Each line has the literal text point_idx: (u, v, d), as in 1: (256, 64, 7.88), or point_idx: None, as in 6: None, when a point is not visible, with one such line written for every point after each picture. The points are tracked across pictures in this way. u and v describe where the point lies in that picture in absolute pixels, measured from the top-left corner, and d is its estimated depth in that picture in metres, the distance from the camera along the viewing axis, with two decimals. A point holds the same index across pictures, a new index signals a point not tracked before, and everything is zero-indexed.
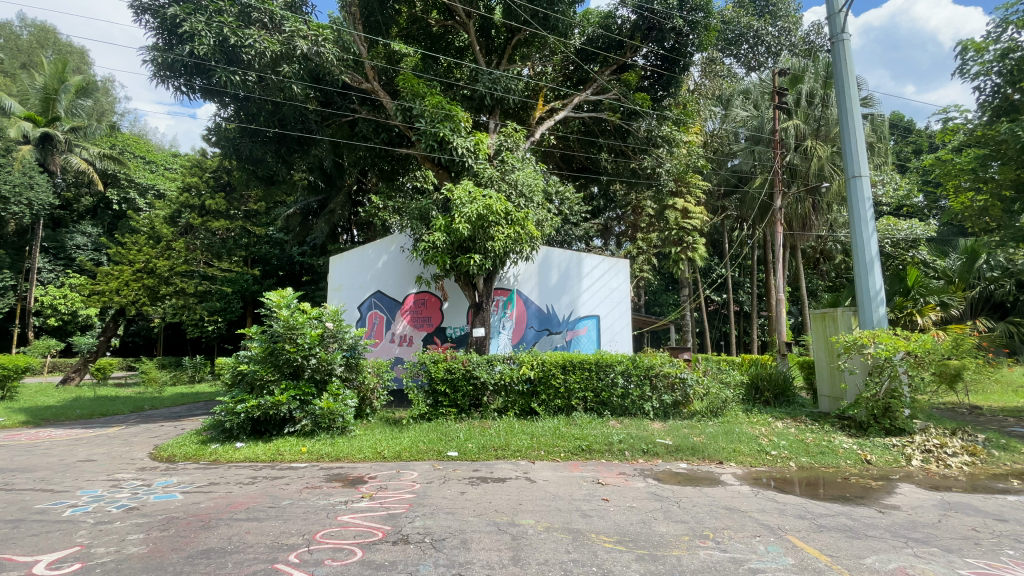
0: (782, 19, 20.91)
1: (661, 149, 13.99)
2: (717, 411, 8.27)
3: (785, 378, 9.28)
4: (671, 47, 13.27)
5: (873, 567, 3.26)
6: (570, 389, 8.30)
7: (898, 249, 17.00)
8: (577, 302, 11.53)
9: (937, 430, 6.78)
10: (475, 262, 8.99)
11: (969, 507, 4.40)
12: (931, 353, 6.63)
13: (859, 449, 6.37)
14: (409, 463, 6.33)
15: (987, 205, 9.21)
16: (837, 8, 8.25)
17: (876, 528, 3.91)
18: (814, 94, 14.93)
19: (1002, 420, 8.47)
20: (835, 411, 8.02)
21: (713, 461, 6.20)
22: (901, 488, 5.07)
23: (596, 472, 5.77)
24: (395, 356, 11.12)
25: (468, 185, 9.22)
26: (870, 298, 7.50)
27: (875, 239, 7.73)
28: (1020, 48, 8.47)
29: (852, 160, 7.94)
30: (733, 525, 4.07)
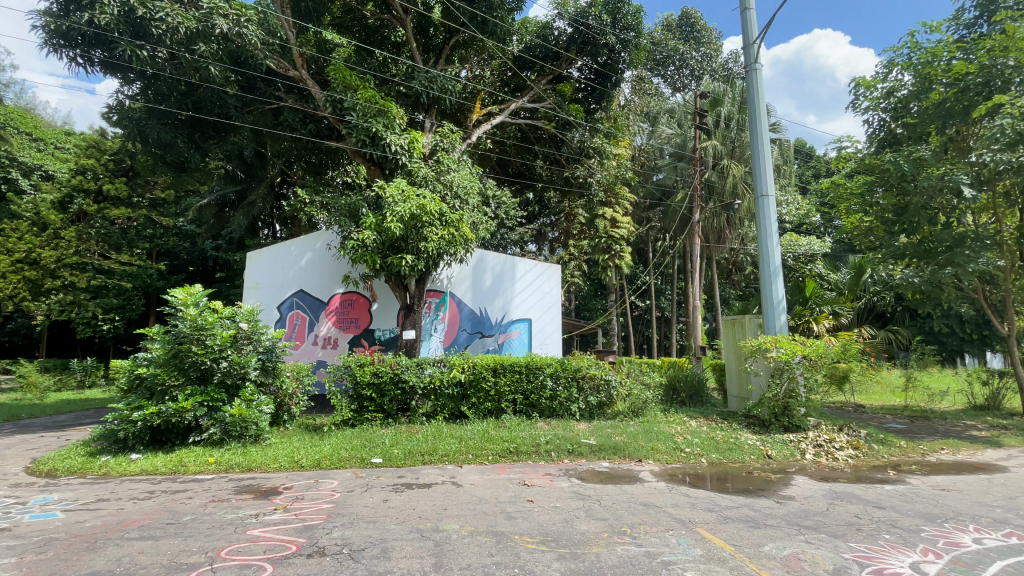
0: (705, 46, 22.48)
1: (593, 159, 14.61)
2: (638, 412, 8.64)
3: (699, 380, 9.91)
4: (604, 63, 13.75)
5: (770, 553, 3.54)
6: (500, 392, 8.33)
7: (798, 262, 18.73)
8: (510, 306, 11.61)
9: (827, 426, 7.52)
10: (407, 263, 8.79)
11: (852, 496, 4.92)
12: (822, 357, 7.35)
13: (761, 445, 6.94)
14: (329, 471, 6.03)
15: (872, 225, 10.43)
16: (751, 39, 8.97)
17: (774, 517, 4.25)
18: (731, 118, 16.14)
19: (881, 417, 9.57)
20: (742, 410, 8.67)
21: (633, 460, 6.48)
22: (795, 480, 5.57)
23: (522, 474, 5.83)
24: (318, 360, 10.60)
25: (400, 183, 8.97)
26: (773, 307, 8.19)
27: (779, 252, 8.42)
28: (901, 89, 9.69)
29: (761, 180, 8.64)
30: (649, 520, 4.26)
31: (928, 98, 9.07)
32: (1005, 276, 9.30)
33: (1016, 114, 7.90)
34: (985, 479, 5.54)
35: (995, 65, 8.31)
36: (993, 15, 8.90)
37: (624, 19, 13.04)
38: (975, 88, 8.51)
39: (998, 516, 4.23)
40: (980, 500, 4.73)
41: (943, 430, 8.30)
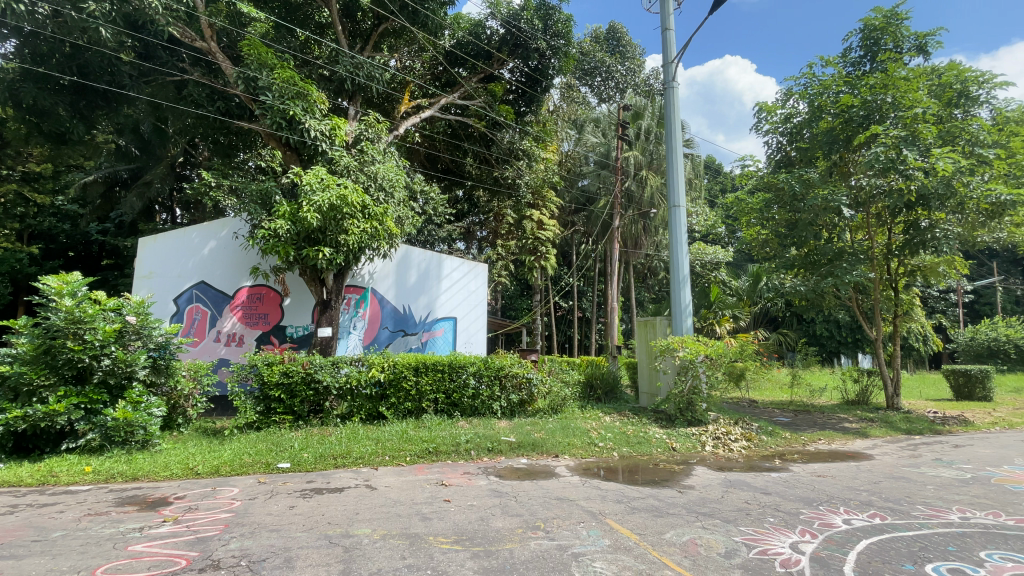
0: (629, 60, 23.58)
1: (522, 161, 14.84)
2: (557, 409, 8.88)
3: (615, 378, 10.39)
4: (535, 67, 13.93)
5: (671, 540, 3.78)
6: (421, 392, 8.17)
7: (705, 269, 20.06)
8: (435, 304, 11.44)
9: (725, 420, 8.20)
10: (325, 256, 8.36)
11: (744, 484, 5.39)
12: (721, 356, 8.01)
13: (667, 438, 7.41)
14: (229, 478, 5.58)
15: (768, 238, 11.53)
16: (670, 58, 9.55)
17: (676, 506, 4.54)
18: (650, 131, 17.10)
19: (770, 411, 10.62)
20: (651, 406, 9.22)
21: (550, 455, 6.64)
22: (696, 470, 6.02)
23: (440, 474, 5.76)
24: (220, 358, 9.78)
25: (320, 171, 8.49)
26: (680, 311, 8.76)
27: (687, 260, 9.03)
28: (796, 116, 10.79)
29: (673, 191, 9.23)
30: (562, 514, 4.38)
31: (819, 125, 10.17)
32: (873, 287, 10.65)
33: (888, 144, 9.02)
34: (852, 465, 6.31)
35: (874, 101, 9.40)
36: (876, 55, 9.98)
37: (555, 26, 13.37)
38: (857, 119, 9.57)
39: (860, 498, 4.84)
40: (847, 484, 5.38)
41: (820, 422, 9.36)
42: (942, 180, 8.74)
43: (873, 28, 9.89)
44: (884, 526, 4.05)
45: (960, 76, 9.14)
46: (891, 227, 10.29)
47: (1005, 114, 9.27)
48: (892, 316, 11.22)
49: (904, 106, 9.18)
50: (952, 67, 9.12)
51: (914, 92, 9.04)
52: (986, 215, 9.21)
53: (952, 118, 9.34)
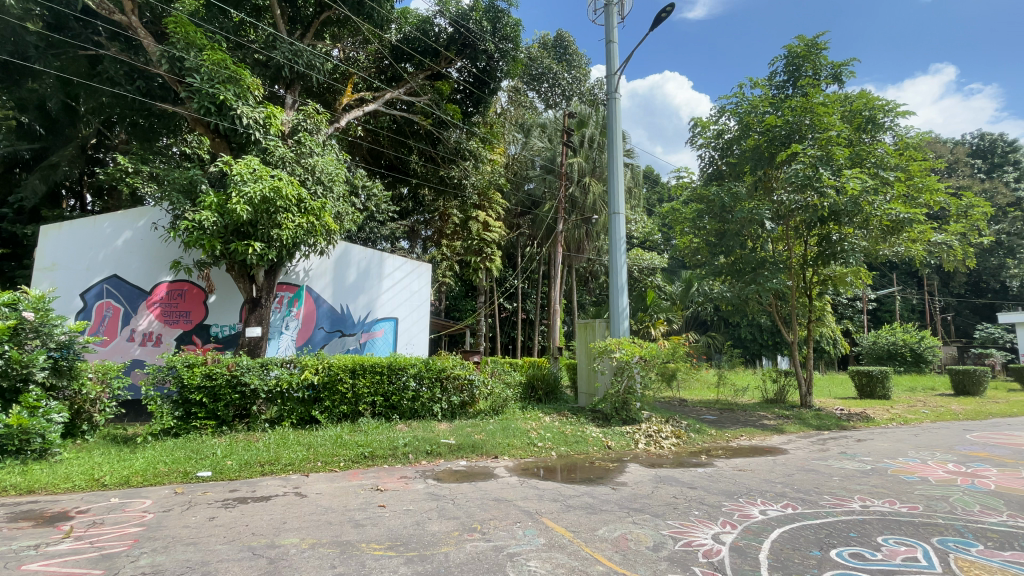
0: (575, 69, 24.15)
1: (467, 162, 14.76)
2: (498, 409, 8.90)
3: (555, 379, 10.58)
4: (483, 69, 14.01)
5: (603, 536, 3.89)
6: (358, 394, 7.89)
7: (642, 275, 20.74)
8: (374, 304, 11.13)
9: (656, 419, 8.59)
10: (255, 251, 7.93)
11: (672, 479, 5.66)
12: (655, 357, 8.37)
13: (603, 437, 7.64)
14: (141, 489, 5.13)
15: (698, 246, 12.22)
16: (613, 70, 9.87)
17: (609, 503, 4.69)
18: (594, 139, 17.47)
19: (698, 409, 11.23)
20: (589, 405, 9.46)
21: (489, 457, 6.64)
22: (629, 467, 6.24)
23: (376, 479, 5.60)
24: (134, 359, 8.99)
25: (252, 161, 8.01)
26: (618, 314, 9.06)
27: (626, 265, 9.33)
28: (727, 133, 11.50)
29: (613, 198, 9.50)
30: (498, 515, 4.39)
31: (746, 142, 10.92)
32: (791, 294, 11.53)
33: (807, 162, 9.81)
34: (770, 459, 6.79)
35: (795, 122, 10.21)
36: (798, 80, 10.81)
37: (504, 29, 13.45)
38: (779, 138, 10.42)
39: (776, 490, 5.21)
40: (764, 477, 5.78)
41: (742, 419, 10.00)
42: (851, 198, 9.59)
43: (796, 55, 10.71)
44: (795, 515, 4.39)
45: (869, 104, 10.04)
46: (808, 239, 11.13)
47: (905, 140, 10.30)
48: (807, 321, 12.19)
49: (820, 128, 10.01)
50: (862, 96, 9.99)
51: (828, 116, 9.87)
52: (886, 231, 10.22)
53: (861, 141, 10.28)
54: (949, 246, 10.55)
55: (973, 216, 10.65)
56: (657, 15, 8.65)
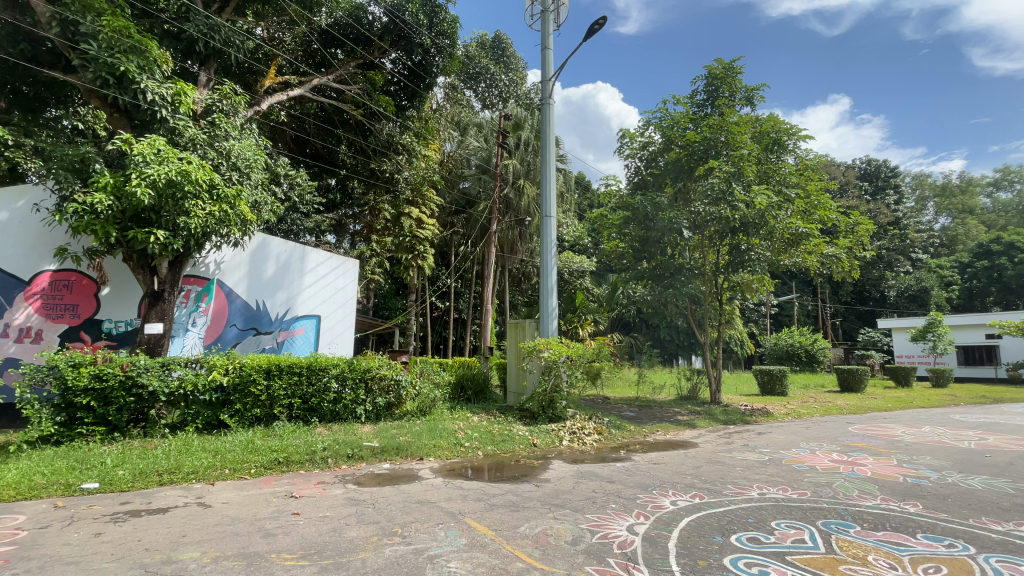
0: (512, 71, 24.41)
1: (400, 156, 14.46)
2: (426, 411, 8.73)
3: (484, 378, 10.61)
4: (419, 62, 13.80)
5: (524, 533, 3.94)
6: (273, 397, 7.43)
7: (572, 277, 21.35)
8: (294, 301, 10.65)
9: (580, 416, 8.87)
10: (158, 240, 7.25)
11: (593, 474, 5.87)
12: (580, 357, 8.65)
13: (530, 435, 7.75)
14: (12, 505, 4.49)
15: (623, 251, 12.78)
16: (548, 76, 10.07)
17: (531, 500, 4.76)
18: (529, 142, 17.73)
19: (620, 407, 11.73)
20: (517, 404, 9.58)
21: (415, 458, 6.52)
22: (553, 464, 6.39)
23: (290, 486, 5.30)
24: (6, 358, 7.86)
25: (156, 140, 7.31)
26: (547, 316, 9.22)
27: (555, 268, 9.53)
28: (651, 145, 12.16)
29: (545, 202, 9.69)
30: (420, 517, 4.32)
31: (669, 155, 11.62)
32: (705, 299, 12.38)
33: (721, 177, 10.60)
34: (682, 453, 7.24)
35: (711, 139, 10.99)
36: (716, 100, 11.61)
37: (441, 25, 13.25)
38: (698, 153, 11.20)
39: (686, 481, 5.56)
40: (676, 470, 6.16)
41: (659, 416, 10.58)
42: (758, 211, 10.52)
43: (715, 76, 11.48)
44: (702, 504, 4.71)
45: (776, 127, 10.92)
46: (720, 249, 11.88)
47: (805, 162, 11.37)
48: (718, 324, 13.16)
49: (733, 146, 10.84)
50: (771, 118, 10.88)
51: (740, 136, 10.72)
52: (786, 243, 11.28)
53: (768, 160, 11.23)
54: (838, 258, 11.81)
55: (857, 232, 12.00)
56: (590, 26, 8.94)
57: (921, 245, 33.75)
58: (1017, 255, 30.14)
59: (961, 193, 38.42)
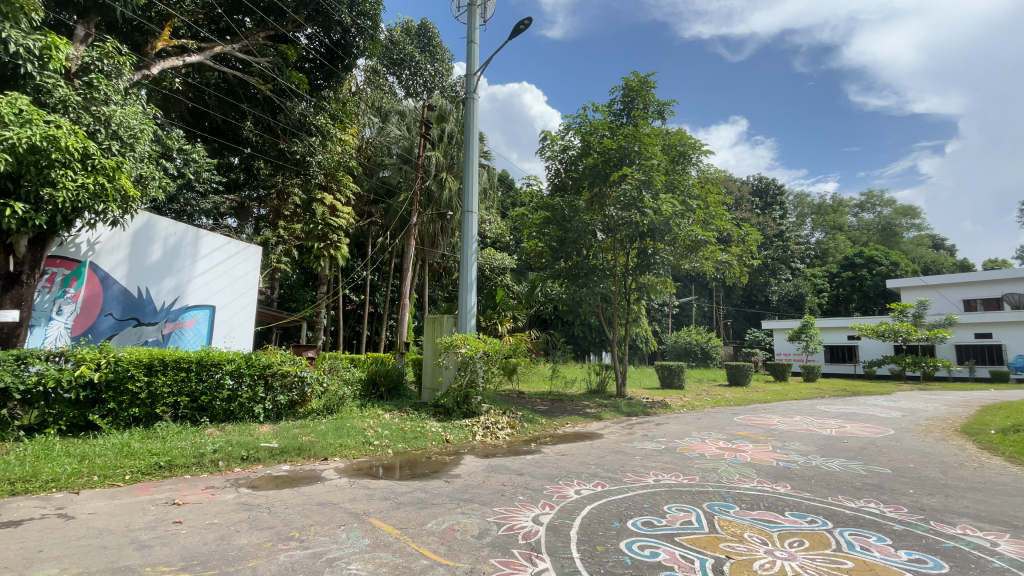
0: (438, 62, 23.96)
1: (313, 138, 13.60)
2: (332, 409, 8.31)
3: (399, 375, 10.33)
4: (337, 41, 13.28)
5: (430, 530, 3.90)
6: (156, 394, 6.69)
7: (492, 274, 21.52)
8: (184, 288, 9.72)
9: (495, 411, 8.96)
10: (15, 214, 6.21)
11: (503, 468, 5.96)
12: (496, 352, 8.70)
13: (443, 431, 7.70)
14: None
15: (542, 249, 13.12)
16: (473, 70, 10.01)
17: (440, 496, 4.73)
18: (453, 136, 17.47)
19: (533, 401, 12.04)
20: (431, 400, 9.45)
21: (318, 459, 6.20)
22: (464, 459, 6.40)
23: (173, 492, 4.80)
24: None
25: (18, 98, 6.28)
26: (465, 312, 9.18)
27: (475, 265, 9.49)
28: (570, 148, 12.60)
29: (467, 197, 9.62)
30: (321, 520, 4.12)
31: (587, 160, 12.13)
32: (615, 298, 13.06)
33: (633, 184, 11.25)
34: (588, 444, 7.59)
35: (626, 147, 11.57)
36: (631, 111, 12.24)
37: (362, 5, 12.79)
38: (613, 160, 11.75)
39: (590, 471, 5.83)
40: (582, 460, 6.43)
41: (569, 409, 11.01)
42: (664, 218, 11.28)
43: (631, 88, 12.09)
44: (603, 492, 4.97)
45: (683, 141, 11.75)
46: (630, 251, 12.55)
47: (706, 175, 12.38)
48: (625, 321, 13.95)
49: (645, 156, 11.52)
50: (679, 133, 11.67)
51: (651, 147, 11.41)
52: (688, 249, 12.23)
53: (675, 171, 12.07)
54: (730, 265, 13.00)
55: (747, 242, 13.30)
56: (516, 26, 9.01)
57: (799, 256, 38.17)
58: (872, 268, 35.09)
59: (833, 212, 43.96)
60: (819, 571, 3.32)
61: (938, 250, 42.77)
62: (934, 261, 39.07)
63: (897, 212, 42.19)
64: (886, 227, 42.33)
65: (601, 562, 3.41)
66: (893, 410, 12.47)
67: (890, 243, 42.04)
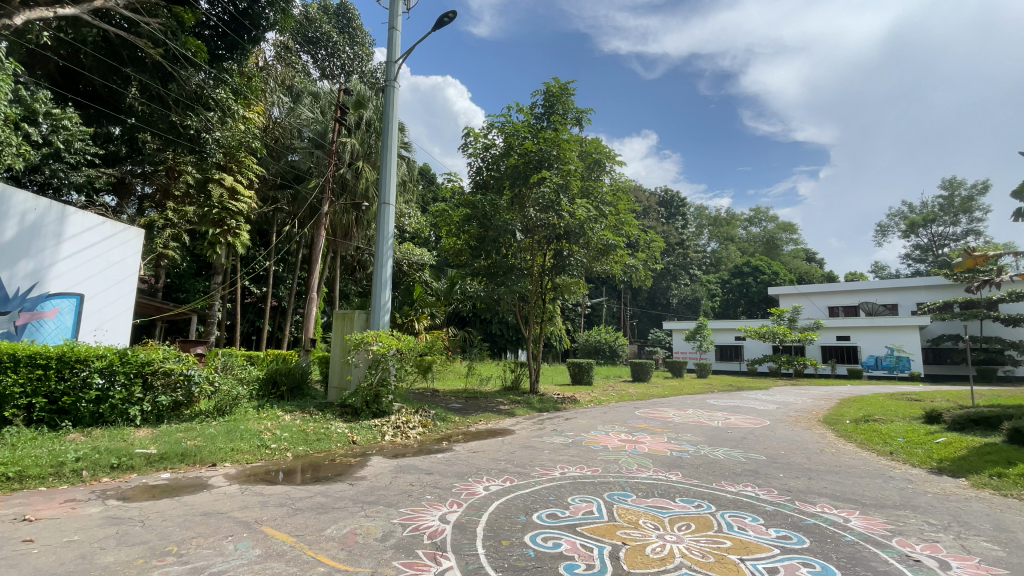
0: (358, 45, 22.95)
1: (211, 112, 12.35)
2: (224, 410, 7.62)
3: (303, 372, 9.74)
4: (244, 10, 12.37)
5: (330, 535, 3.71)
6: (5, 395, 5.82)
7: (410, 269, 21.02)
8: (45, 273, 8.37)
9: (406, 410, 8.75)
10: None
11: (412, 467, 5.84)
12: (410, 350, 8.50)
13: (348, 432, 7.36)
14: None
15: (462, 246, 13.05)
16: (394, 58, 9.68)
17: (342, 500, 4.52)
18: (371, 123, 16.73)
19: (447, 399, 11.95)
20: (338, 400, 9.03)
21: (204, 465, 5.65)
22: (371, 460, 6.17)
23: (21, 507, 4.12)
24: None
25: None
26: (379, 307, 8.86)
27: (390, 260, 9.19)
28: (492, 147, 12.70)
29: (384, 188, 9.27)
30: (205, 531, 3.75)
31: (508, 160, 12.25)
32: (532, 297, 13.34)
33: (552, 187, 11.54)
34: (499, 441, 7.66)
35: (545, 151, 11.86)
36: (551, 116, 12.55)
37: None
38: (533, 162, 11.98)
39: (499, 467, 5.90)
40: (492, 457, 6.48)
41: (483, 406, 11.07)
42: (579, 222, 11.71)
43: (552, 93, 12.41)
44: (511, 487, 5.05)
45: (599, 149, 12.30)
46: (547, 252, 12.92)
47: (618, 184, 13.04)
48: (540, 320, 14.30)
49: (563, 160, 11.87)
50: (596, 142, 12.20)
51: (568, 152, 11.81)
52: (599, 252, 12.80)
53: (590, 177, 12.58)
54: (637, 269, 13.79)
55: (652, 248, 14.21)
56: (441, 18, 8.86)
57: (697, 263, 41.63)
58: (758, 276, 39.16)
59: (726, 224, 48.44)
60: (703, 552, 3.63)
61: (811, 262, 48.69)
62: (806, 272, 44.43)
63: (780, 227, 47.34)
64: (770, 240, 47.34)
65: (505, 556, 3.45)
66: (769, 403, 13.99)
67: (772, 254, 47.16)
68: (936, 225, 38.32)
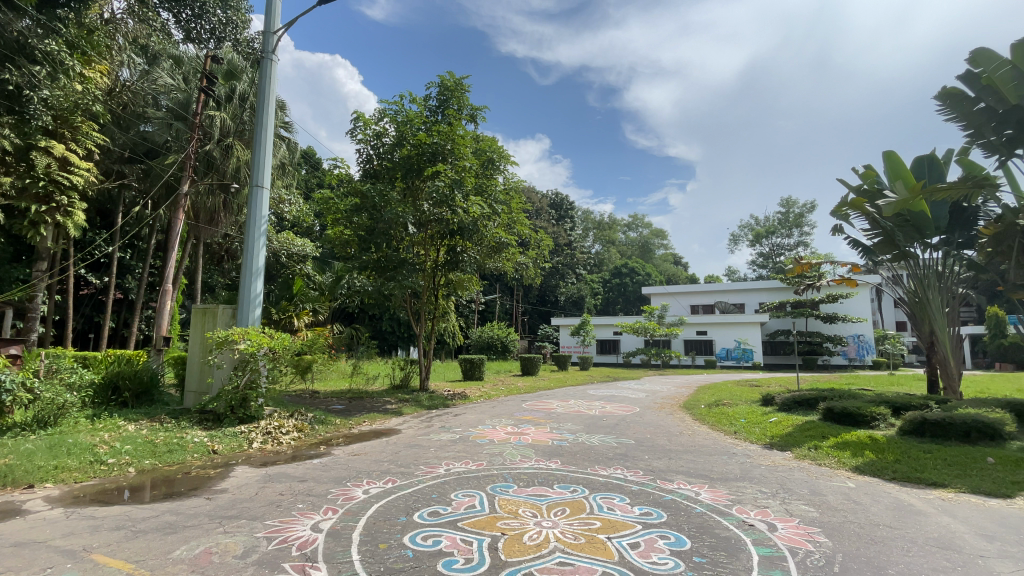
0: (232, 9, 20.41)
1: (37, 66, 10.43)
2: (47, 422, 6.39)
3: (152, 376, 8.52)
4: None
5: (178, 557, 3.29)
6: None
7: (290, 261, 19.00)
8: None
9: (280, 414, 8.07)
10: None
11: (283, 476, 5.41)
12: (285, 350, 7.82)
13: (208, 441, 6.61)
14: None
15: (350, 238, 12.43)
16: (273, 29, 8.86)
17: (197, 516, 4.04)
18: (245, 97, 15.23)
19: (328, 400, 11.28)
20: (196, 405, 8.05)
21: (16, 488, 4.67)
22: (235, 471, 5.60)
23: None
24: None
25: None
26: (248, 301, 8.06)
27: (263, 249, 8.38)
28: (384, 136, 12.22)
29: (258, 170, 8.40)
30: (16, 565, 3.12)
31: (400, 150, 11.86)
32: (423, 293, 13.12)
33: (446, 182, 11.40)
34: (382, 441, 7.42)
35: (438, 145, 11.73)
36: (446, 110, 12.41)
37: None
38: (427, 155, 11.83)
39: (381, 468, 5.70)
40: (374, 458, 6.26)
41: (367, 406, 10.63)
42: (472, 219, 11.72)
43: (446, 87, 12.26)
44: (392, 488, 4.91)
45: (493, 149, 12.42)
46: (440, 247, 12.79)
47: (511, 184, 13.24)
48: (431, 316, 14.12)
49: (457, 156, 11.83)
50: (489, 141, 12.32)
51: (462, 148, 11.79)
52: (492, 249, 12.95)
53: (484, 175, 12.66)
54: (528, 267, 14.19)
55: (542, 248, 14.73)
56: None
57: (583, 264, 44.26)
58: (634, 277, 44.43)
59: (609, 228, 52.13)
60: (575, 534, 3.85)
61: (677, 264, 54.49)
62: (674, 274, 49.55)
63: (654, 233, 52.18)
64: (645, 245, 51.98)
65: (381, 560, 3.34)
66: (640, 392, 15.34)
67: (647, 258, 51.79)
68: (775, 237, 44.96)
